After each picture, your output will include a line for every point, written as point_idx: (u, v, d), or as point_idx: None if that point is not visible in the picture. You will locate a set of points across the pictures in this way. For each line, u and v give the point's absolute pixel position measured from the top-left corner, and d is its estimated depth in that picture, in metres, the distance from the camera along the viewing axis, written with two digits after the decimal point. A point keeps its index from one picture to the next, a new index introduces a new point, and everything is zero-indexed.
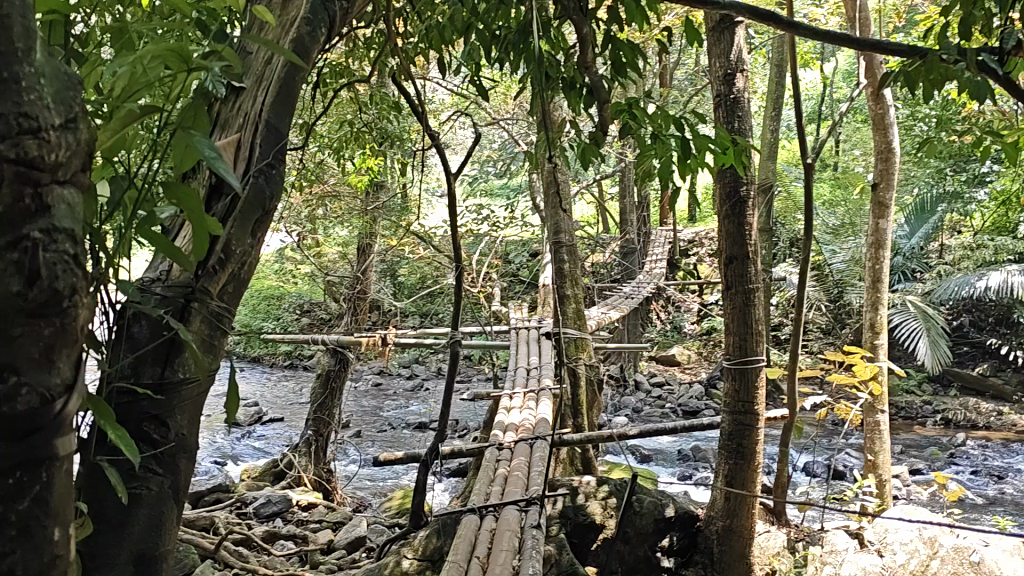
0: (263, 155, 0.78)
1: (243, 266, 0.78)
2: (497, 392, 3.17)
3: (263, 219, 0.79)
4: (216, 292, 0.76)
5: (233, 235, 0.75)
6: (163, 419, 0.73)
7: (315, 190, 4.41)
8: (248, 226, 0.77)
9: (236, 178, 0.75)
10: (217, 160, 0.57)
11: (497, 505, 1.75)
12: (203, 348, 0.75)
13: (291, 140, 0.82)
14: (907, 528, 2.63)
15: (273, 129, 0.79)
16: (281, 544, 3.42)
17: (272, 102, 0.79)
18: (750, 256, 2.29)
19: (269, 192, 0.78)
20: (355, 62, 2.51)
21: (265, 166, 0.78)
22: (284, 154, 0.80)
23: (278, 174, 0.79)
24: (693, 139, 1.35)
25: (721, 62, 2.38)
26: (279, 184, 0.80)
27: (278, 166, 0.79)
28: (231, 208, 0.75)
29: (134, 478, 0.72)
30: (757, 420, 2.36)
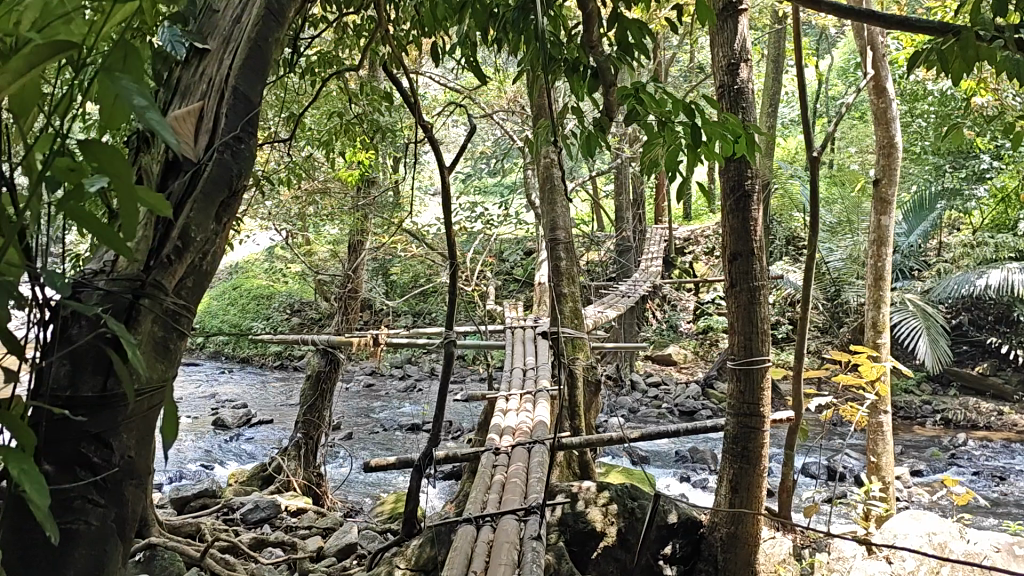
0: (230, 126, 0.72)
1: (204, 258, 0.71)
2: (493, 394, 3.08)
3: (229, 201, 0.72)
4: (171, 289, 0.67)
5: (192, 220, 0.67)
6: (106, 439, 0.64)
7: (306, 187, 4.33)
8: (209, 212, 0.69)
9: (195, 155, 0.67)
10: (149, 108, 0.44)
11: (495, 515, 1.67)
12: (153, 354, 0.66)
13: (261, 109, 0.77)
14: (916, 534, 2.56)
15: (241, 98, 0.74)
16: (269, 551, 3.34)
17: (240, 66, 0.75)
18: (754, 252, 2.20)
19: (237, 169, 0.72)
20: (345, 51, 2.43)
21: (232, 139, 0.72)
22: (255, 125, 0.75)
23: (247, 151, 0.74)
24: (706, 126, 1.26)
25: (723, 51, 2.29)
26: (249, 162, 0.75)
27: (247, 141, 0.74)
28: (190, 189, 0.68)
29: (68, 512, 0.62)
30: (762, 422, 2.27)
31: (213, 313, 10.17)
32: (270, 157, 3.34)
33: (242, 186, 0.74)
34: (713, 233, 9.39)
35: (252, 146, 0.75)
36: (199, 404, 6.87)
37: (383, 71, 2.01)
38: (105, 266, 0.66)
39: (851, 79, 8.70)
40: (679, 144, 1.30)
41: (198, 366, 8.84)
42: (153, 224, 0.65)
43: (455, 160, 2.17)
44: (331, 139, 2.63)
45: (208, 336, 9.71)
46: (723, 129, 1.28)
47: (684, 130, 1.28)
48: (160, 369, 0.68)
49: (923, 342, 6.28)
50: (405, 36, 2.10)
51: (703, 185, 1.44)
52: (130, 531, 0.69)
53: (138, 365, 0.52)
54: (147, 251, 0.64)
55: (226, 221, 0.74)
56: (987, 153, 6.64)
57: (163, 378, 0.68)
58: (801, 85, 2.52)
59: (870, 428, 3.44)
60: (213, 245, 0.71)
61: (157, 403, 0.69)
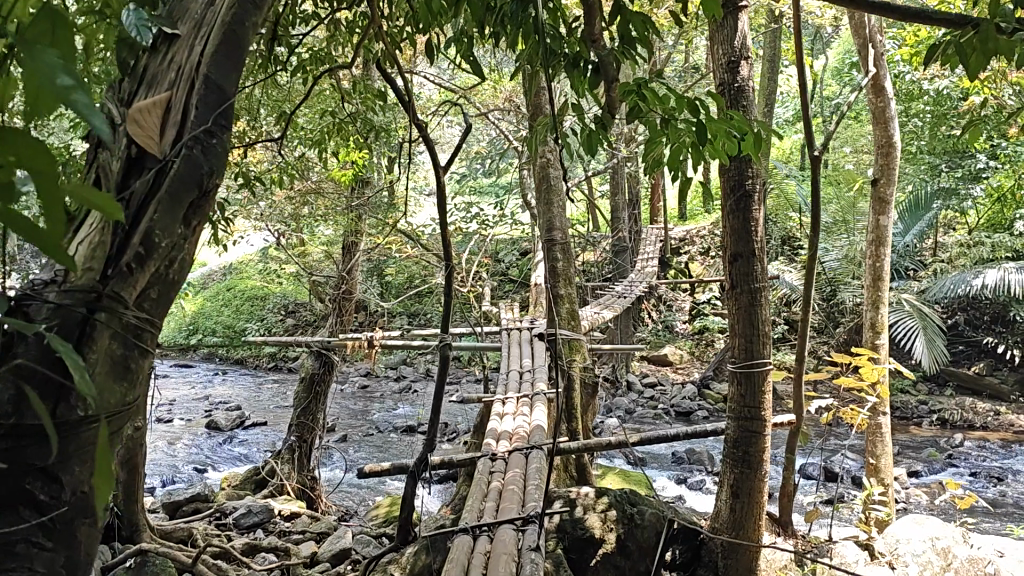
0: (200, 119, 0.73)
1: (170, 266, 0.71)
2: (488, 396, 3.04)
3: (201, 200, 0.73)
4: (132, 299, 0.67)
5: (155, 222, 0.68)
6: (55, 475, 0.62)
7: (299, 187, 4.28)
8: (177, 215, 0.70)
9: (159, 153, 0.69)
10: (75, 88, 0.38)
11: (492, 525, 1.63)
12: (110, 374, 0.65)
13: (235, 98, 0.78)
14: (918, 539, 2.52)
15: (214, 87, 0.75)
16: (262, 557, 3.28)
17: (212, 52, 0.76)
18: (755, 253, 2.16)
19: (212, 165, 0.74)
20: (337, 48, 2.39)
21: (203, 133, 0.73)
22: (229, 115, 0.76)
23: (220, 146, 0.75)
24: (711, 120, 1.23)
25: (723, 48, 2.25)
26: (223, 158, 0.76)
27: (219, 136, 0.75)
28: (154, 188, 0.69)
29: (11, 557, 0.61)
30: (764, 427, 2.22)
31: (207, 314, 10.13)
32: (262, 156, 3.28)
33: (214, 182, 0.75)
34: (709, 233, 9.36)
35: (226, 140, 0.77)
36: (192, 406, 6.82)
37: (378, 68, 1.97)
38: (56, 276, 0.64)
39: (847, 78, 8.67)
40: (687, 141, 1.25)
41: (191, 367, 8.79)
42: (113, 231, 0.66)
43: (451, 160, 2.13)
44: (324, 137, 2.58)
45: (201, 337, 9.66)
46: (730, 124, 1.24)
47: (691, 126, 1.24)
48: (118, 391, 0.66)
49: (920, 342, 6.25)
50: (399, 33, 2.06)
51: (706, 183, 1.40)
52: (86, 564, 0.69)
53: (86, 389, 0.45)
54: (104, 260, 0.65)
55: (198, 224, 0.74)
56: (984, 152, 6.61)
57: (121, 401, 0.67)
58: (802, 83, 2.48)
59: (869, 430, 3.39)
60: (183, 249, 0.73)
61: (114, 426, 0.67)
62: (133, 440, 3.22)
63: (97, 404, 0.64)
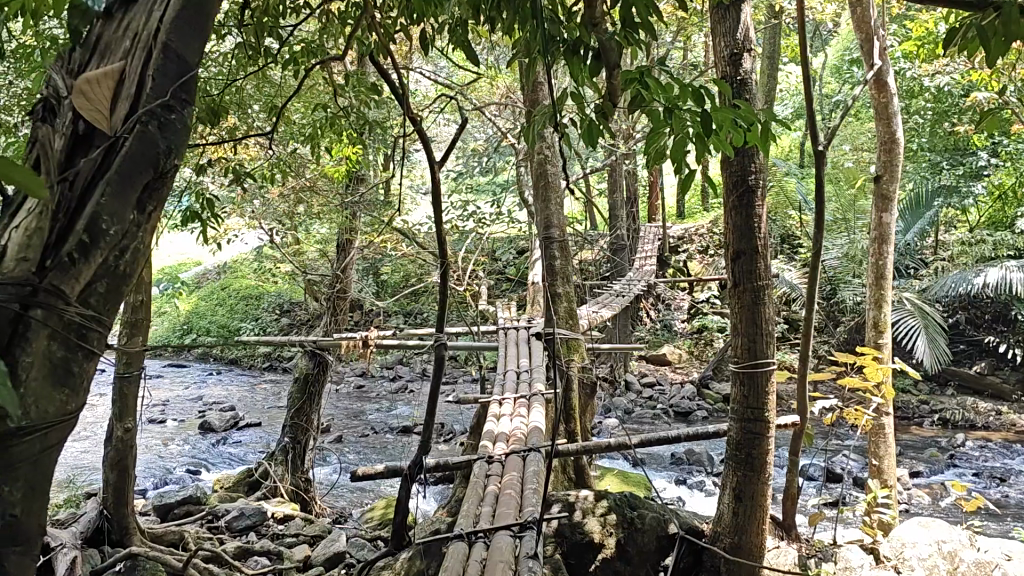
0: (159, 90, 0.71)
1: (121, 254, 0.70)
2: (484, 397, 2.98)
3: (156, 182, 0.72)
4: (75, 294, 0.67)
5: (102, 207, 0.67)
6: None
7: (293, 185, 4.23)
8: (129, 198, 0.69)
9: (110, 132, 0.68)
10: None
11: (488, 531, 1.57)
12: (48, 377, 0.65)
13: (196, 72, 0.75)
14: (924, 543, 2.47)
15: (172, 58, 0.72)
16: (254, 561, 3.23)
17: (173, 21, 0.72)
18: (758, 251, 2.10)
19: (171, 145, 0.73)
20: (331, 39, 2.33)
21: (160, 108, 0.71)
22: (187, 90, 0.74)
23: (180, 123, 0.74)
24: (717, 109, 1.16)
25: (726, 40, 2.18)
26: (184, 134, 0.75)
27: (179, 111, 0.73)
28: (102, 169, 0.68)
29: None
30: (767, 428, 2.16)
31: (202, 313, 10.06)
32: (254, 152, 3.22)
33: (172, 161, 0.74)
34: (707, 231, 9.30)
35: (187, 115, 0.75)
36: (186, 406, 6.76)
37: (370, 60, 1.91)
38: None
39: (846, 76, 8.60)
40: (692, 134, 1.17)
41: (186, 367, 8.73)
42: (58, 217, 0.65)
43: (445, 155, 2.07)
44: (317, 132, 2.51)
45: (196, 336, 9.60)
46: (735, 113, 1.18)
47: (695, 116, 1.17)
48: (58, 398, 0.67)
49: (922, 341, 6.19)
50: (391, 24, 1.99)
51: (711, 178, 1.35)
52: None
53: None
54: (43, 248, 0.64)
55: (154, 210, 0.73)
56: (985, 149, 6.56)
57: (61, 408, 0.67)
58: (805, 76, 2.42)
59: (872, 431, 3.33)
60: (137, 235, 0.71)
61: (52, 435, 0.67)
62: (123, 442, 3.18)
63: (35, 409, 0.64)
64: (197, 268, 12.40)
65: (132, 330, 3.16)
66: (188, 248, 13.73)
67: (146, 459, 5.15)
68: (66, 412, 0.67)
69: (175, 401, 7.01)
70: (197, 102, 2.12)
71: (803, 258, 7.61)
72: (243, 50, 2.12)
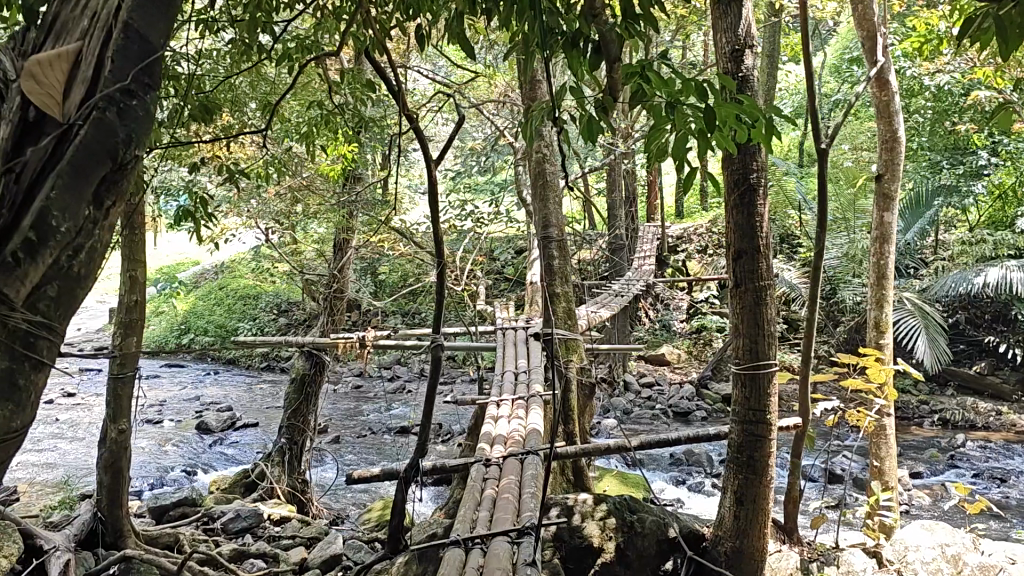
0: (118, 75, 0.69)
1: (78, 251, 0.68)
2: (482, 398, 2.94)
3: (117, 173, 0.70)
4: (26, 293, 0.64)
5: (54, 200, 0.64)
6: None
7: (289, 183, 4.19)
8: (84, 191, 0.66)
9: (61, 119, 0.66)
10: None
11: (485, 537, 1.54)
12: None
13: (159, 57, 0.73)
14: (928, 546, 2.44)
15: (132, 41, 0.70)
16: (250, 564, 3.19)
17: (133, 3, 0.70)
18: (760, 250, 2.07)
19: (135, 132, 0.71)
20: (326, 36, 2.29)
21: (119, 95, 0.68)
22: (149, 74, 0.71)
23: (142, 109, 0.71)
24: (719, 104, 1.13)
25: (727, 36, 2.16)
26: (146, 121, 0.72)
27: (140, 97, 0.71)
28: (55, 159, 0.65)
29: None
30: (769, 430, 2.14)
31: (199, 313, 10.02)
32: (250, 150, 3.19)
33: (134, 152, 0.71)
34: (706, 231, 9.27)
35: (150, 100, 0.73)
36: (182, 407, 6.73)
37: (365, 57, 1.88)
38: None
39: (845, 75, 8.58)
40: (695, 129, 1.14)
41: (183, 367, 8.69)
42: (6, 213, 0.63)
43: (442, 153, 2.04)
44: (312, 130, 2.48)
45: (193, 336, 9.55)
46: (738, 110, 1.15)
47: (697, 111, 1.14)
48: (6, 397, 0.64)
49: (922, 341, 6.16)
50: (387, 19, 1.96)
51: (713, 176, 1.31)
52: None
53: None
54: None
55: (119, 197, 0.70)
56: (985, 148, 6.53)
57: (10, 409, 0.64)
58: (807, 73, 2.39)
59: (873, 431, 3.29)
60: (94, 231, 0.69)
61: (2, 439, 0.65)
62: (117, 443, 3.14)
63: None
64: (195, 268, 12.36)
65: (126, 331, 3.12)
66: (186, 247, 13.69)
67: (142, 459, 5.11)
68: (16, 414, 0.65)
69: (171, 401, 6.98)
70: (189, 99, 2.08)
71: (803, 258, 7.58)
72: (237, 44, 2.09)
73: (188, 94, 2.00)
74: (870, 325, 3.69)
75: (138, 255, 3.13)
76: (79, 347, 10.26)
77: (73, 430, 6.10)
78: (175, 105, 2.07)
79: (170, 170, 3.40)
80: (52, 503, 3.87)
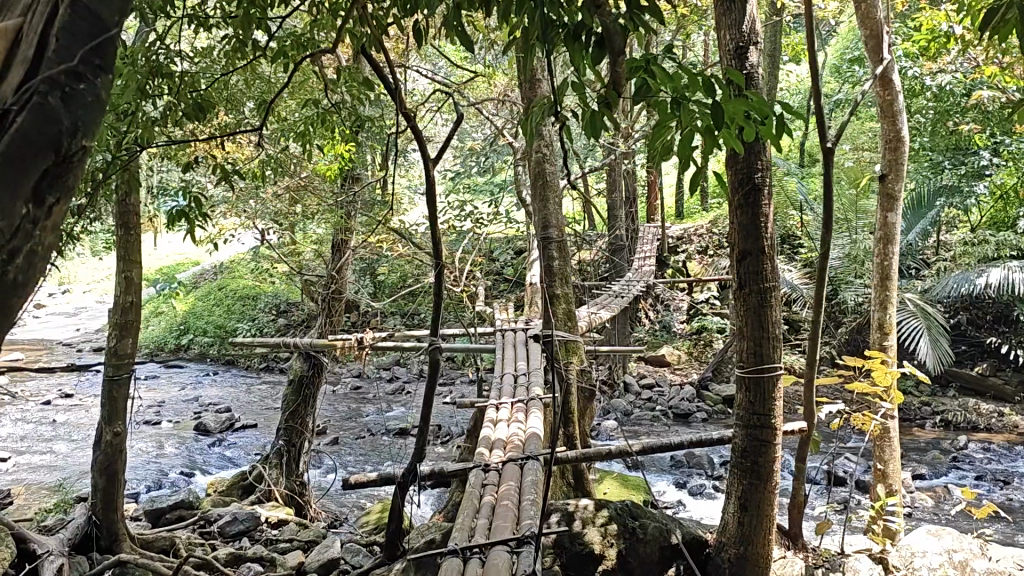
0: (65, 52, 0.56)
1: (9, 264, 0.52)
2: (482, 401, 2.90)
3: (59, 169, 0.56)
4: None
5: None
6: None
7: (287, 183, 4.15)
8: (21, 187, 0.52)
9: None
10: None
11: (484, 546, 1.50)
12: None
13: (115, 32, 0.60)
14: (934, 552, 2.43)
15: (84, 9, 0.57)
16: (247, 568, 3.13)
17: None
18: (764, 251, 2.03)
19: (85, 123, 0.57)
20: (322, 33, 2.25)
21: (67, 75, 0.55)
22: (105, 52, 0.59)
23: (91, 95, 0.58)
24: (727, 100, 1.09)
25: (731, 33, 2.12)
26: (96, 109, 0.59)
27: (89, 80, 0.57)
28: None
29: None
30: (774, 435, 2.10)
31: (198, 313, 9.99)
32: (247, 150, 3.15)
33: (80, 146, 0.58)
34: (706, 231, 9.24)
35: (102, 84, 0.60)
36: (180, 408, 6.68)
37: (363, 55, 1.85)
38: None
39: (846, 74, 8.54)
40: (701, 126, 1.11)
41: (181, 368, 8.65)
42: None
43: (441, 153, 2.00)
44: (308, 129, 2.44)
45: (191, 337, 9.52)
46: (747, 106, 1.12)
47: (704, 108, 1.10)
48: None
49: (925, 342, 6.13)
50: (384, 16, 1.92)
51: (718, 173, 1.27)
52: None
53: None
54: None
55: (61, 207, 0.57)
56: (987, 148, 6.49)
57: None
58: (811, 71, 2.35)
59: (876, 434, 3.25)
60: (32, 237, 0.54)
61: None
62: (112, 446, 3.09)
63: None
64: (194, 268, 12.32)
65: (121, 333, 3.06)
66: (186, 248, 13.67)
67: (139, 461, 5.07)
68: None
69: (169, 402, 6.93)
70: (183, 97, 2.03)
71: (804, 258, 7.55)
72: (232, 41, 2.05)
73: (182, 92, 1.96)
74: (873, 327, 3.65)
75: (134, 256, 3.09)
76: (78, 347, 10.24)
77: (70, 432, 6.06)
78: (169, 103, 2.02)
79: (167, 170, 3.36)
80: (47, 506, 3.82)
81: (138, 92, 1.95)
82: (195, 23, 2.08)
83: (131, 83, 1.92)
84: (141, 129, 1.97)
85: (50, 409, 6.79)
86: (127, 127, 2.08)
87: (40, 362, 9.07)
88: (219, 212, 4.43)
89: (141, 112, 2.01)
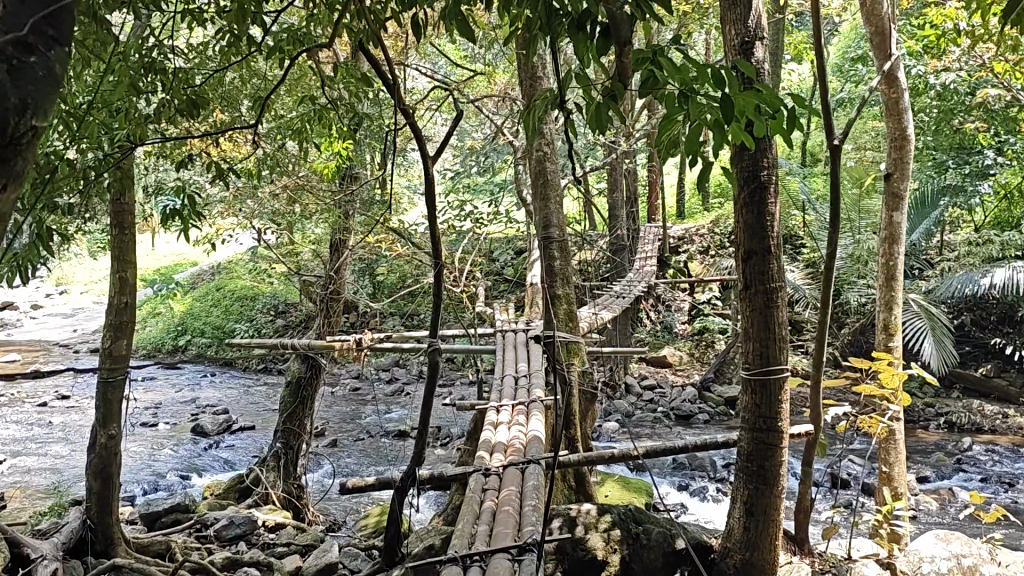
0: (13, 22, 0.52)
1: None
2: (482, 404, 2.85)
3: (8, 146, 0.52)
4: None
5: None
6: None
7: (284, 182, 4.11)
8: None
9: None
10: None
11: (484, 554, 1.45)
12: None
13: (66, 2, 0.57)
14: (943, 557, 2.39)
15: None
16: (244, 572, 3.08)
17: None
18: (771, 251, 1.98)
19: (36, 99, 0.54)
20: (320, 30, 2.21)
21: (15, 46, 0.51)
22: (56, 23, 0.55)
23: (44, 68, 0.55)
24: (737, 93, 1.04)
25: (736, 28, 2.07)
26: (48, 84, 0.55)
27: (41, 53, 0.54)
28: None
29: None
30: (781, 439, 2.05)
31: (196, 314, 9.94)
32: (243, 148, 3.10)
33: (33, 121, 0.54)
34: (707, 231, 9.18)
35: (55, 58, 0.56)
36: (178, 410, 6.63)
37: (360, 49, 1.80)
38: None
39: (847, 73, 8.49)
40: (710, 121, 1.05)
41: (179, 369, 8.60)
42: None
43: (440, 151, 1.95)
44: (305, 126, 2.39)
45: (190, 338, 9.46)
46: (758, 99, 1.06)
47: (714, 102, 1.05)
48: None
49: (929, 343, 6.08)
50: (381, 10, 1.87)
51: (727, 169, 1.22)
52: None
53: None
54: None
55: (7, 194, 0.52)
56: (991, 147, 6.45)
57: None
58: (818, 68, 2.30)
59: (882, 437, 3.20)
60: None
61: None
62: (106, 449, 3.04)
63: None
64: (192, 269, 12.27)
65: (116, 334, 3.02)
66: (184, 248, 13.62)
67: (136, 464, 5.03)
68: None
69: (167, 404, 6.89)
70: (175, 94, 1.98)
71: (806, 259, 7.49)
72: (226, 36, 2.00)
73: (175, 88, 1.91)
74: (878, 328, 3.60)
75: (128, 256, 3.04)
76: (75, 348, 10.19)
77: (67, 434, 6.01)
78: (163, 100, 1.97)
79: (162, 169, 3.32)
80: (41, 510, 3.78)
81: (132, 88, 1.90)
82: (189, 18, 2.03)
83: (124, 79, 1.87)
84: (135, 126, 1.92)
85: (47, 411, 6.74)
86: (119, 125, 2.04)
87: (36, 364, 9.01)
88: (216, 212, 4.38)
89: (134, 109, 1.96)
